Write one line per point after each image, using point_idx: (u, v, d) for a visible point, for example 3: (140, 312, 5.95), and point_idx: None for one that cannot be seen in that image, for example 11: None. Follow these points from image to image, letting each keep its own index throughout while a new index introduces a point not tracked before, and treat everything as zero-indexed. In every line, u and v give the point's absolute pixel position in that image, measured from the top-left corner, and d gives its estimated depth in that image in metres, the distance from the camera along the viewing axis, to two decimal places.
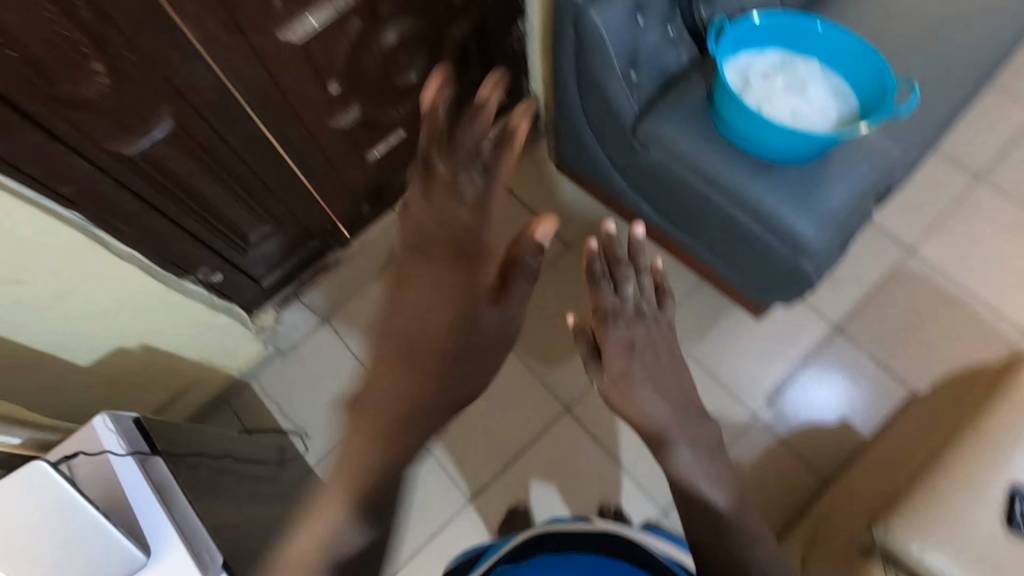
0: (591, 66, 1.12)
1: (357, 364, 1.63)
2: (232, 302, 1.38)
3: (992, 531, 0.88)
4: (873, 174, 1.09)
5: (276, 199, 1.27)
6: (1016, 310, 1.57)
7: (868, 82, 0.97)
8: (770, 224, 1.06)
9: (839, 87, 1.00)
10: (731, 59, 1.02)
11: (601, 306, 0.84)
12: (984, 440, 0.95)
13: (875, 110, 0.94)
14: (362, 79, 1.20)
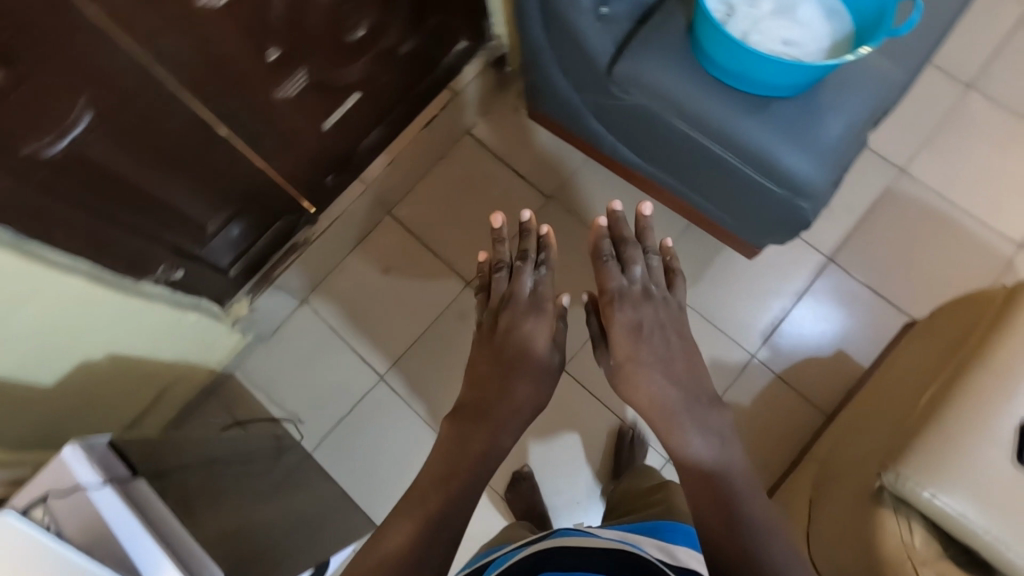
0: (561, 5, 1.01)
1: (343, 343, 1.57)
2: (200, 296, 1.30)
3: (1003, 469, 0.87)
4: (868, 98, 1.01)
5: (229, 184, 1.16)
6: (1009, 224, 1.54)
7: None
8: (764, 167, 0.99)
9: (832, 5, 0.91)
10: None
11: (612, 285, 1.05)
12: (993, 376, 0.92)
13: (874, 31, 0.86)
14: (305, 41, 1.07)
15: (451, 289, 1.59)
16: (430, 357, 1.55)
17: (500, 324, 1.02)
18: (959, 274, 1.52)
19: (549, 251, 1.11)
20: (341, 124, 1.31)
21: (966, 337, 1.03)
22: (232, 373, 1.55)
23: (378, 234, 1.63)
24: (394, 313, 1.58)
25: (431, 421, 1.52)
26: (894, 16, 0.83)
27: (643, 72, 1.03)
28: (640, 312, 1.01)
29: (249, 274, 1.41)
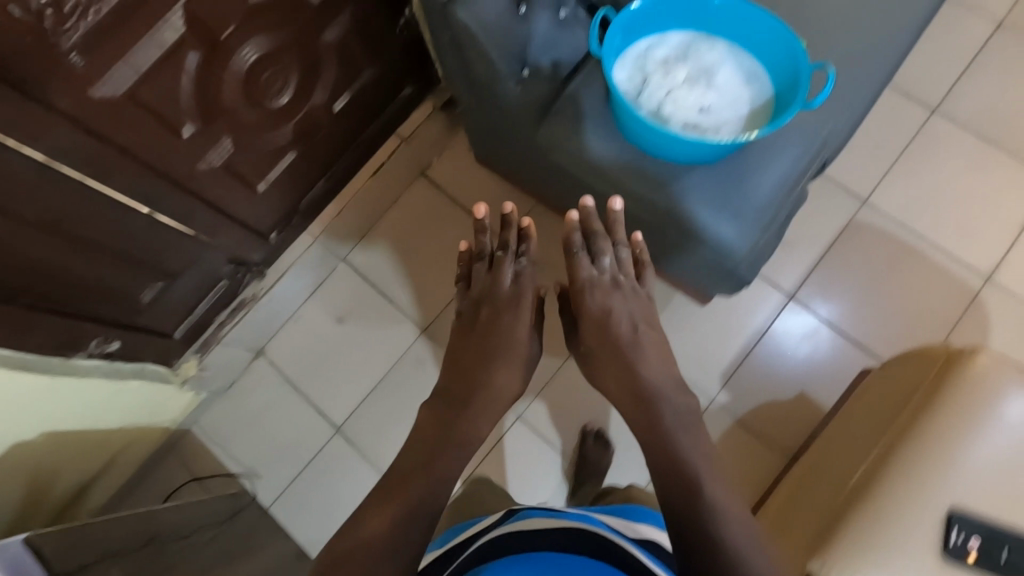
0: (480, 71, 0.98)
1: (298, 394, 1.56)
2: (142, 361, 1.29)
3: (927, 559, 0.91)
4: (799, 156, 0.98)
5: (160, 256, 1.14)
6: (978, 254, 1.48)
7: (781, 59, 0.85)
8: (692, 236, 0.98)
9: (751, 69, 0.88)
10: (624, 53, 0.89)
11: (579, 279, 0.93)
12: (922, 467, 0.95)
13: (790, 97, 0.83)
14: (223, 112, 1.04)
15: (406, 336, 1.57)
16: (385, 408, 1.53)
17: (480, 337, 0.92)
18: (926, 301, 1.47)
19: (530, 243, 0.98)
20: (278, 182, 1.28)
21: (904, 406, 1.02)
22: (190, 429, 1.54)
23: (332, 281, 1.62)
24: (349, 362, 1.57)
25: (375, 462, 1.51)
26: (809, 83, 0.80)
27: (566, 136, 1.00)
28: (611, 316, 0.90)
29: (196, 333, 1.40)
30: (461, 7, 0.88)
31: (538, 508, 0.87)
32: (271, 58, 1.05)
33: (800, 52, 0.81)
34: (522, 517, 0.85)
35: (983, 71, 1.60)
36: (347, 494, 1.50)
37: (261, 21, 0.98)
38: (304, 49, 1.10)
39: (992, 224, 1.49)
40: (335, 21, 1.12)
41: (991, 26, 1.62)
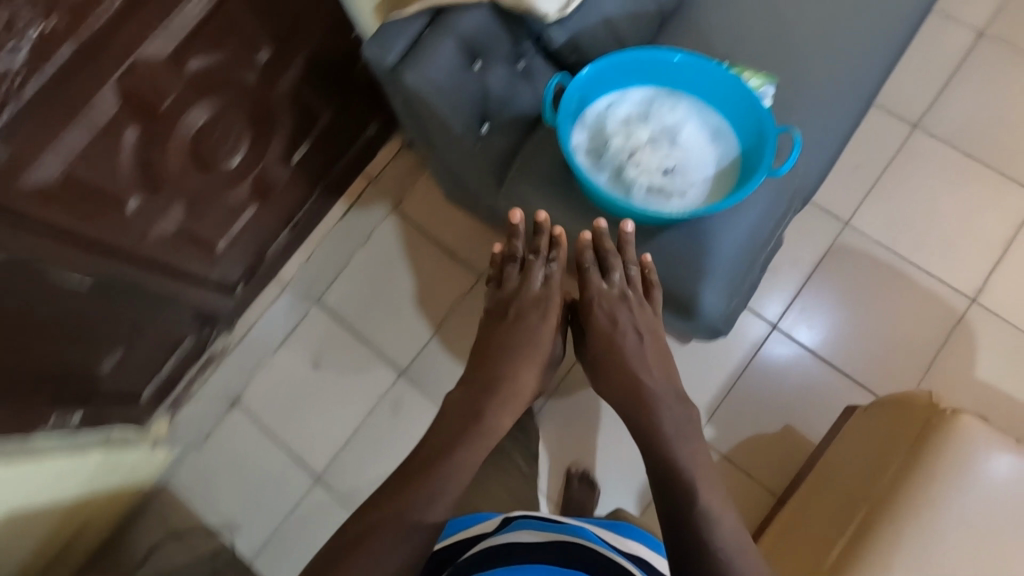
0: (436, 130, 0.93)
1: (276, 443, 1.52)
2: (110, 427, 1.25)
3: None
4: (765, 214, 0.97)
5: (117, 325, 1.10)
6: (963, 274, 1.45)
7: (746, 116, 0.82)
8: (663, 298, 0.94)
9: (718, 127, 0.84)
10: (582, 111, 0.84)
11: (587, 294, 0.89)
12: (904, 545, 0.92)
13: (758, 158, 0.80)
14: (171, 180, 0.99)
15: (385, 378, 1.53)
16: (365, 454, 1.50)
17: (493, 349, 0.86)
18: (911, 330, 1.44)
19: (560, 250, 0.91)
20: (240, 236, 1.24)
21: (889, 460, 0.99)
22: (167, 483, 1.50)
23: (306, 324, 1.57)
24: (328, 408, 1.53)
25: (342, 500, 1.48)
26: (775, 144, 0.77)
27: (530, 194, 0.96)
28: (616, 330, 0.87)
29: (166, 392, 1.36)
30: (409, 73, 0.84)
31: (531, 519, 0.90)
32: (219, 120, 1.00)
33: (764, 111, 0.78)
34: (519, 527, 0.88)
35: (964, 82, 1.56)
36: (308, 530, 1.47)
37: (204, 87, 0.93)
38: (255, 108, 1.05)
39: (977, 243, 1.46)
40: (287, 75, 1.06)
41: (971, 36, 1.58)
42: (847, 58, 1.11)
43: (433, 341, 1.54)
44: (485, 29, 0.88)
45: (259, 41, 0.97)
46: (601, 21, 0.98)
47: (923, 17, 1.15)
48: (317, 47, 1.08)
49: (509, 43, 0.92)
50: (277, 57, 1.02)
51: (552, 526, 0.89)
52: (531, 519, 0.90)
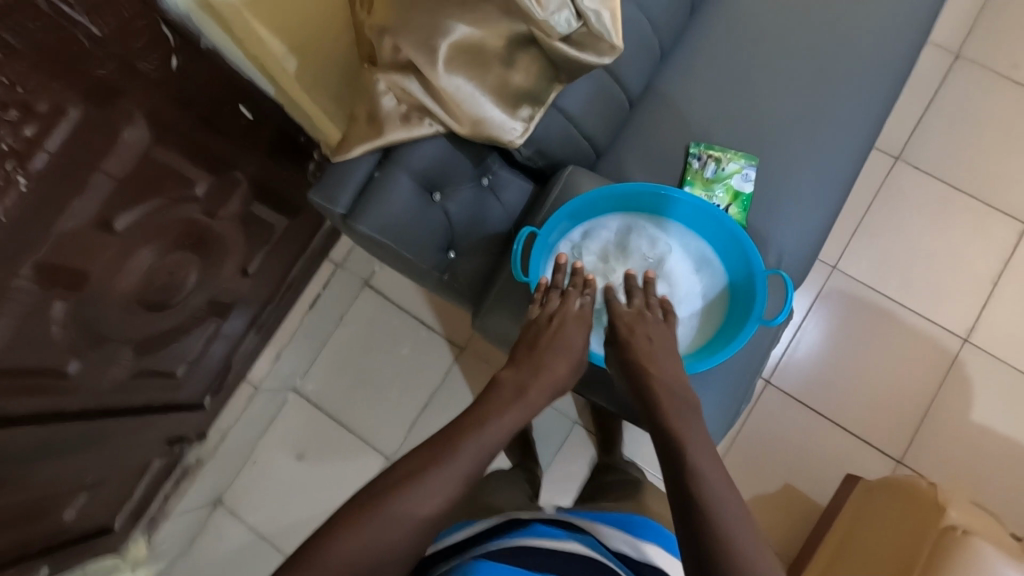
0: (399, 265, 0.85)
1: (268, 546, 1.45)
2: (84, 565, 1.16)
3: None
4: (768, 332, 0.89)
5: (77, 476, 1.01)
6: (953, 314, 1.42)
7: (730, 249, 0.79)
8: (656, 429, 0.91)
9: (698, 259, 0.83)
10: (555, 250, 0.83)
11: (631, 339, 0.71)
12: None
13: (748, 298, 0.76)
14: (118, 330, 0.89)
15: (372, 467, 1.46)
16: None
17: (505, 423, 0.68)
18: (900, 378, 1.40)
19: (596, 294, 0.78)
20: (202, 354, 1.15)
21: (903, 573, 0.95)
22: None
23: (283, 415, 1.49)
24: (314, 503, 1.45)
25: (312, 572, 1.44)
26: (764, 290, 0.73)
27: (507, 322, 0.87)
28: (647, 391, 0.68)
29: (140, 514, 1.28)
30: (359, 223, 0.77)
31: (544, 526, 0.77)
32: (166, 262, 0.90)
33: (750, 251, 0.74)
34: (523, 531, 0.75)
35: (945, 110, 1.51)
36: None
37: (142, 237, 0.84)
38: (201, 240, 0.96)
39: (962, 280, 1.43)
40: (231, 197, 0.97)
41: (949, 59, 1.52)
42: (828, 129, 1.05)
43: (419, 421, 1.48)
44: (443, 158, 0.80)
45: (195, 176, 0.87)
46: (567, 125, 0.91)
47: (903, 75, 1.08)
48: (263, 161, 0.99)
49: (470, 165, 0.84)
50: (220, 183, 0.93)
51: (557, 532, 0.76)
52: (544, 524, 0.77)
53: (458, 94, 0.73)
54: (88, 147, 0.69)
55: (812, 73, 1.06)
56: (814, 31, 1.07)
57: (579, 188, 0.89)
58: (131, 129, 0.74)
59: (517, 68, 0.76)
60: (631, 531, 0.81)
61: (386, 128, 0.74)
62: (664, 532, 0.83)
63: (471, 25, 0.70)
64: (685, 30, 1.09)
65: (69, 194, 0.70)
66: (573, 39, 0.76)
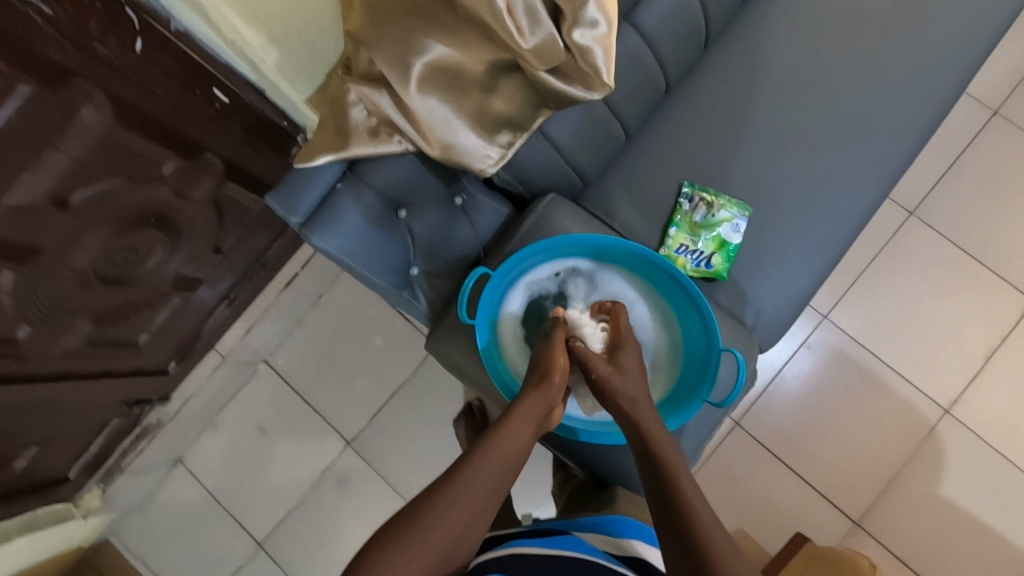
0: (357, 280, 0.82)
1: (222, 510, 1.49)
2: (34, 509, 1.21)
3: None
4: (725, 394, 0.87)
5: (27, 432, 1.02)
6: (939, 384, 1.38)
7: (694, 320, 0.85)
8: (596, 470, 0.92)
9: (661, 318, 0.87)
10: (515, 290, 0.86)
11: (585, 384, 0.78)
12: None
13: (701, 368, 0.84)
14: (73, 299, 0.89)
15: (331, 449, 1.49)
16: (306, 527, 1.47)
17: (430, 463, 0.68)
18: (874, 443, 1.37)
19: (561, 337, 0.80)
20: (167, 324, 1.15)
21: None
22: (107, 540, 1.47)
23: (252, 386, 1.51)
24: (271, 478, 1.49)
25: (261, 541, 1.47)
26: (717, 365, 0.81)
27: (462, 354, 0.84)
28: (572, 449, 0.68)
29: (97, 466, 1.31)
30: (314, 236, 0.74)
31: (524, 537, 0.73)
32: (126, 236, 0.90)
33: (715, 334, 0.81)
34: (512, 545, 0.70)
35: (973, 168, 1.43)
36: (224, 568, 1.47)
37: (100, 212, 0.83)
38: (167, 219, 0.95)
39: (956, 351, 1.38)
40: (203, 178, 0.96)
41: (985, 115, 1.44)
42: (828, 188, 1.00)
43: (384, 411, 1.49)
44: (410, 177, 0.77)
45: (163, 158, 0.86)
46: (552, 154, 0.87)
47: (919, 138, 1.03)
48: (239, 144, 0.98)
49: (440, 186, 0.80)
50: (190, 163, 0.91)
51: (544, 537, 0.71)
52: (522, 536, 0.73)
53: (428, 116, 0.70)
54: (41, 126, 0.68)
55: (822, 125, 1.00)
56: (832, 81, 1.01)
57: (551, 223, 0.87)
58: (89, 111, 0.72)
59: (497, 94, 0.72)
60: (613, 532, 0.77)
61: (351, 142, 0.71)
62: (647, 527, 0.80)
63: (448, 45, 0.67)
64: (699, 60, 1.03)
65: (19, 173, 0.69)
66: (562, 70, 0.70)
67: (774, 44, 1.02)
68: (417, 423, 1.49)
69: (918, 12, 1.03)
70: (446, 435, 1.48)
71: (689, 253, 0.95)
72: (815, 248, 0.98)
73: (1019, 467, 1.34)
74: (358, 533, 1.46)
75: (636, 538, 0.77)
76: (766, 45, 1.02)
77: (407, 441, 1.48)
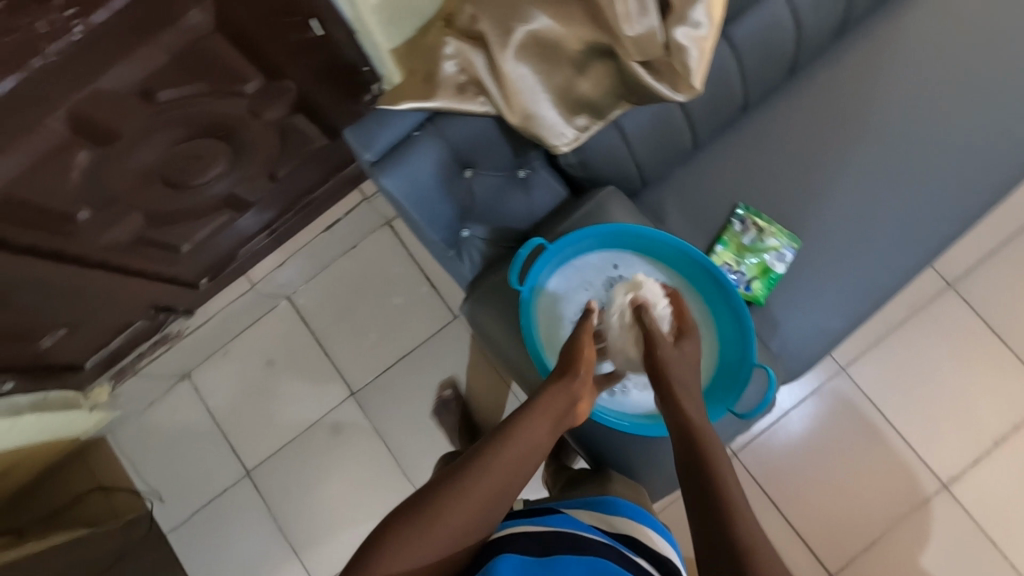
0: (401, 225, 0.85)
1: (217, 431, 1.52)
2: (47, 391, 1.25)
3: None
4: (744, 413, 0.87)
5: (58, 313, 1.06)
6: (942, 457, 1.37)
7: (732, 332, 0.86)
8: (595, 457, 0.94)
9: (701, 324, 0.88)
10: (559, 270, 0.88)
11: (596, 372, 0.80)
12: None
13: (734, 376, 0.84)
14: (130, 191, 0.92)
15: (335, 395, 1.51)
16: (295, 465, 1.50)
17: None
18: (864, 501, 1.37)
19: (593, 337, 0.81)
20: (208, 240, 1.19)
21: None
22: (104, 436, 1.52)
23: (270, 320, 1.53)
24: (271, 411, 1.52)
25: (249, 469, 1.50)
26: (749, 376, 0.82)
27: (491, 323, 0.87)
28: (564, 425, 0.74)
29: (112, 364, 1.35)
30: (385, 175, 0.76)
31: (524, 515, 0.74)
32: (194, 143, 0.92)
33: (751, 349, 0.83)
34: (507, 524, 0.72)
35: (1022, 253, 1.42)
36: (209, 485, 1.51)
37: (177, 114, 0.85)
38: (232, 138, 0.98)
39: (963, 427, 1.38)
40: (277, 104, 0.98)
41: None
42: (881, 239, 1.00)
43: (392, 370, 1.52)
44: (485, 138, 0.78)
45: (248, 75, 0.89)
46: (621, 148, 0.88)
47: (982, 208, 1.02)
48: (321, 79, 1.00)
49: (511, 152, 0.82)
50: (267, 88, 0.94)
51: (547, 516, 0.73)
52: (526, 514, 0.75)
53: (518, 83, 0.72)
54: (149, 19, 0.70)
55: (885, 175, 1.01)
56: (904, 134, 1.02)
57: (607, 214, 0.88)
58: (196, 13, 0.74)
59: (586, 76, 0.74)
60: (606, 511, 0.80)
61: (438, 93, 0.72)
62: (640, 510, 0.82)
63: (554, 18, 0.68)
64: (778, 88, 1.04)
65: (118, 59, 0.72)
66: (654, 65, 0.72)
67: (856, 90, 1.03)
68: (422, 386, 1.51)
69: (1010, 85, 1.03)
70: (448, 405, 1.50)
71: (731, 272, 0.96)
72: (857, 293, 0.99)
73: (1004, 556, 1.33)
74: (343, 481, 1.49)
75: (631, 517, 0.79)
76: (846, 87, 1.03)
77: (409, 402, 1.51)
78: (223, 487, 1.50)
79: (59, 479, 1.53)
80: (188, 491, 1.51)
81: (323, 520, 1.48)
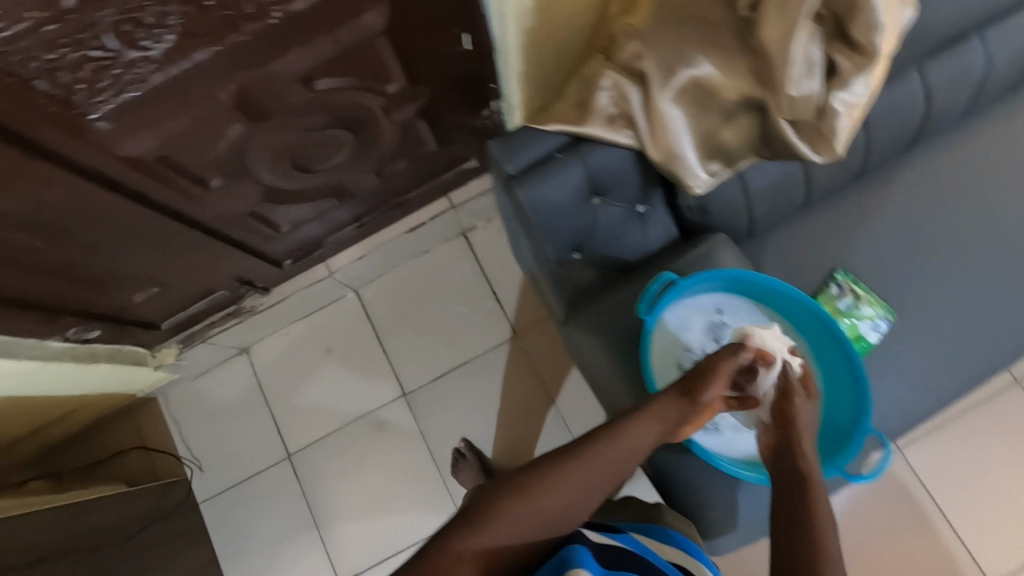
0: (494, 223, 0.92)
1: (265, 410, 1.54)
2: (122, 344, 1.28)
3: None
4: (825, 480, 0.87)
5: (159, 270, 1.10)
6: (989, 559, 1.34)
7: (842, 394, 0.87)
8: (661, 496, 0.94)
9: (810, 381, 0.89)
10: (677, 307, 0.89)
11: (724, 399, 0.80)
12: None
13: (842, 439, 0.85)
14: (260, 167, 0.96)
15: (385, 393, 1.53)
16: (335, 457, 1.51)
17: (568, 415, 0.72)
18: None
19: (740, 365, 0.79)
20: (305, 223, 1.23)
21: None
22: (157, 395, 1.55)
23: (335, 309, 1.56)
24: (321, 398, 1.53)
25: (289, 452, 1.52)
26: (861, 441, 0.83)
27: (586, 343, 0.90)
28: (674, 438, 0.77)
29: (185, 328, 1.38)
30: (523, 189, 0.78)
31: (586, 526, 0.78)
32: (328, 131, 0.97)
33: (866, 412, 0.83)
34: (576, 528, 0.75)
35: None
36: (248, 461, 1.52)
37: (323, 103, 0.89)
38: (359, 131, 1.01)
39: (1018, 532, 1.34)
40: (408, 107, 1.02)
41: None
42: (975, 327, 1.00)
43: (445, 377, 1.53)
44: (622, 170, 0.81)
45: (394, 77, 0.93)
46: (739, 198, 0.91)
47: None
48: (452, 90, 1.04)
49: (638, 187, 0.84)
50: (405, 91, 0.98)
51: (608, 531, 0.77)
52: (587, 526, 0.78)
53: (671, 122, 0.74)
54: (332, 14, 0.75)
55: (986, 266, 1.01)
56: (1010, 227, 1.03)
57: (717, 260, 0.90)
58: (373, 15, 0.78)
59: (732, 125, 0.76)
60: (659, 538, 0.82)
61: (588, 121, 0.77)
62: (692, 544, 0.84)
63: (715, 68, 0.71)
64: (890, 164, 1.06)
65: (295, 46, 0.76)
66: (799, 125, 0.75)
67: (969, 177, 1.05)
68: (471, 398, 1.52)
69: None
70: (494, 421, 1.50)
71: None
72: (945, 379, 0.98)
73: None
74: (377, 480, 1.49)
75: (683, 547, 0.82)
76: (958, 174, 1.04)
77: (455, 412, 1.51)
78: (261, 466, 1.51)
79: (106, 431, 1.56)
80: (227, 463, 1.53)
81: (351, 517, 1.48)
